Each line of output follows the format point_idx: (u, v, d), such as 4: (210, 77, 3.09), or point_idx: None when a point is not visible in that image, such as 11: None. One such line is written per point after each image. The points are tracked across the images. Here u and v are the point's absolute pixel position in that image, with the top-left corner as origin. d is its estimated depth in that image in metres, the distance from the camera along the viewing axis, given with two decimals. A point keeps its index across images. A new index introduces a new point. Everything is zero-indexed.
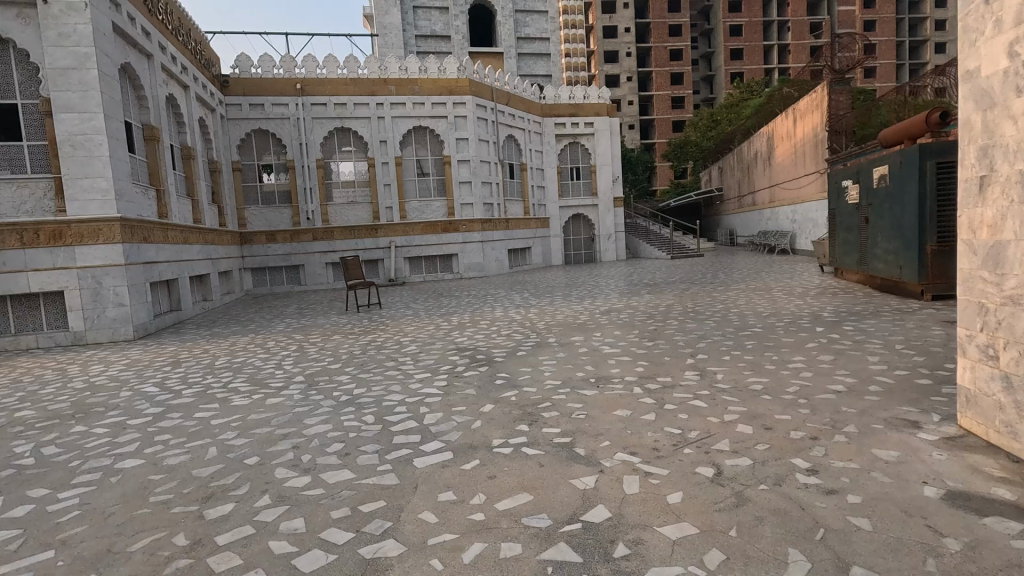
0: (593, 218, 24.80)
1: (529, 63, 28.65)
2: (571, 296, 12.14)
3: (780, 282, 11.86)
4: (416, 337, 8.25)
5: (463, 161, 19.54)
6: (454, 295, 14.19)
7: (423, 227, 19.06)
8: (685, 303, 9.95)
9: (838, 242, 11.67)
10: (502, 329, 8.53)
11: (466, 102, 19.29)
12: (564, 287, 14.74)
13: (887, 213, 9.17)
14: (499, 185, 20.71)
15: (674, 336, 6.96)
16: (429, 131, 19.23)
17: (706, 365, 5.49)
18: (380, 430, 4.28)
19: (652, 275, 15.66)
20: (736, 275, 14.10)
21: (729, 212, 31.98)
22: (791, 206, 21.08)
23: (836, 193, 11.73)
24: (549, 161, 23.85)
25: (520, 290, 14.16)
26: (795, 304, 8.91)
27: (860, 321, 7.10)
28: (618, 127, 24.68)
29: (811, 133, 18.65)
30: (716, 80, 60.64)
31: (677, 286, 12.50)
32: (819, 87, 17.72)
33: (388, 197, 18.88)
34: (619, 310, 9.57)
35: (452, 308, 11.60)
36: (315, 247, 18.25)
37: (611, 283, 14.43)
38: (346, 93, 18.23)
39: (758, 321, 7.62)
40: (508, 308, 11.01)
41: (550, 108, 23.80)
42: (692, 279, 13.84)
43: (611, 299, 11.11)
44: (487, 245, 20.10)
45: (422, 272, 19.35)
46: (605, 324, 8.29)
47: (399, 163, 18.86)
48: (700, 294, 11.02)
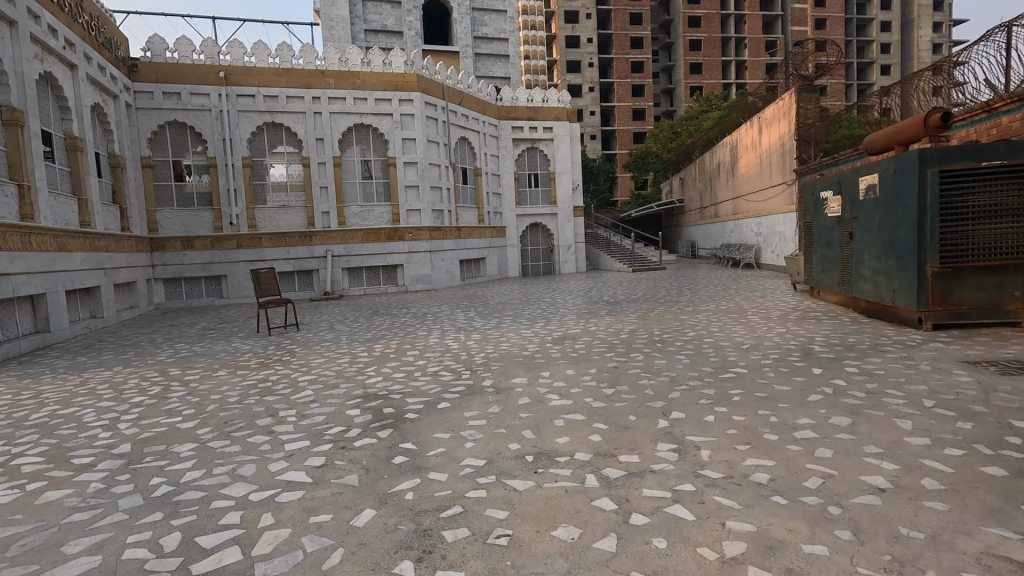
0: (552, 228, 23.47)
1: (486, 64, 27.25)
2: (521, 317, 10.63)
3: (754, 303, 10.70)
4: (320, 375, 6.55)
5: (410, 164, 17.86)
6: (391, 313, 12.52)
7: (364, 234, 17.36)
8: (651, 329, 8.56)
9: (816, 260, 10.60)
10: (431, 363, 6.95)
11: (413, 99, 17.66)
12: (516, 304, 13.25)
13: (877, 227, 8.06)
14: (450, 191, 19.15)
15: (639, 380, 5.51)
16: (372, 129, 17.49)
17: (685, 433, 4.02)
18: (172, 573, 2.60)
19: (614, 291, 14.36)
20: (703, 293, 12.90)
21: (690, 224, 31.25)
22: (756, 218, 20.22)
23: (814, 206, 10.67)
24: (505, 167, 22.44)
25: (466, 307, 12.63)
26: (776, 333, 7.64)
27: (861, 360, 5.82)
28: (579, 133, 23.57)
29: (777, 141, 17.85)
30: (676, 93, 60.85)
31: (642, 306, 11.18)
32: (787, 94, 16.90)
33: (325, 201, 17.05)
34: (574, 338, 8.10)
35: (382, 331, 9.90)
36: (239, 255, 16.24)
37: (569, 300, 13.04)
38: (278, 84, 16.35)
39: (739, 357, 6.27)
40: (446, 331, 9.42)
41: (507, 111, 22.43)
42: (656, 297, 12.56)
43: (566, 322, 9.67)
44: (436, 255, 18.45)
45: (362, 284, 17.59)
46: (555, 358, 6.80)
47: (338, 163, 17.05)
48: (665, 316, 9.70)
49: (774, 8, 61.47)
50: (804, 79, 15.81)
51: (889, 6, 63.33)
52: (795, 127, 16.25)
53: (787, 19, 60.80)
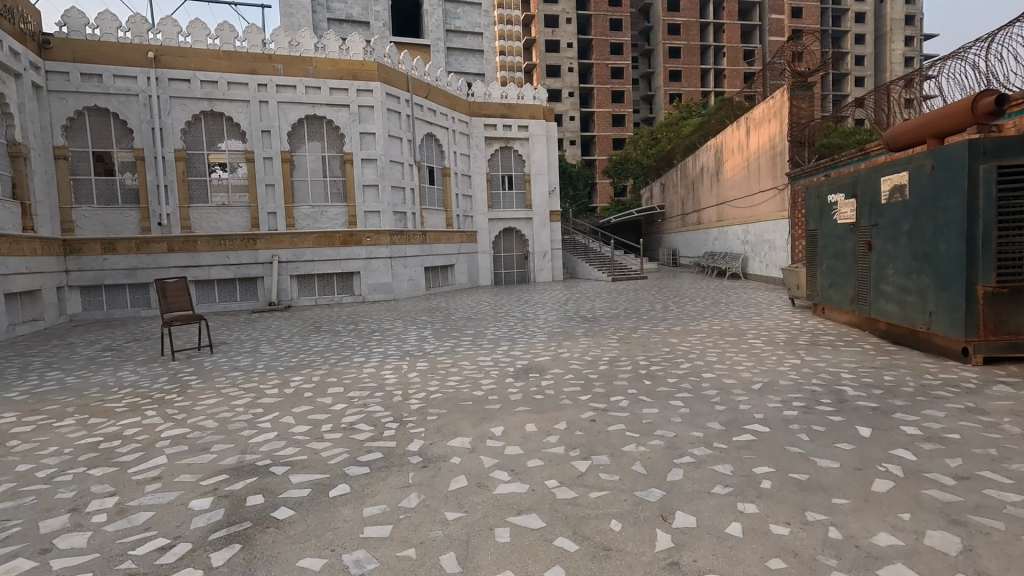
0: (527, 234, 21.95)
1: (459, 59, 25.73)
2: (483, 337, 9.03)
3: (753, 322, 9.29)
4: (193, 428, 4.84)
5: (368, 160, 16.16)
6: (335, 329, 10.81)
7: (317, 238, 15.60)
8: (636, 356, 7.05)
9: (819, 273, 9.29)
10: (351, 408, 5.30)
11: (372, 89, 16.00)
12: (481, 318, 11.64)
13: (905, 236, 6.72)
14: (414, 192, 17.51)
15: (624, 447, 3.95)
16: (326, 122, 15.74)
17: (701, 569, 2.46)
18: None
19: (592, 305, 12.86)
20: (692, 308, 11.45)
21: (671, 231, 30.08)
22: (742, 225, 19.01)
23: (818, 212, 9.35)
24: (477, 167, 20.88)
25: (422, 323, 11.01)
26: (791, 365, 6.17)
27: (917, 413, 4.36)
28: (556, 132, 22.17)
29: (767, 143, 16.65)
30: (656, 100, 60.20)
31: (624, 325, 9.67)
32: (778, 92, 15.70)
33: (272, 199, 15.23)
34: (543, 370, 6.53)
35: (313, 355, 8.19)
36: (170, 260, 14.36)
37: (542, 315, 11.47)
38: (217, 69, 14.56)
39: (751, 406, 4.80)
40: (389, 357, 7.76)
41: (479, 106, 20.88)
42: (638, 313, 11.07)
43: (535, 345, 8.11)
44: (397, 261, 16.74)
45: (314, 292, 15.83)
46: (514, 403, 5.23)
47: (286, 158, 15.28)
48: (652, 338, 8.23)
49: (752, 18, 61.42)
50: (798, 74, 14.56)
51: (864, 19, 63.77)
52: (789, 126, 14.98)
53: (764, 29, 60.78)
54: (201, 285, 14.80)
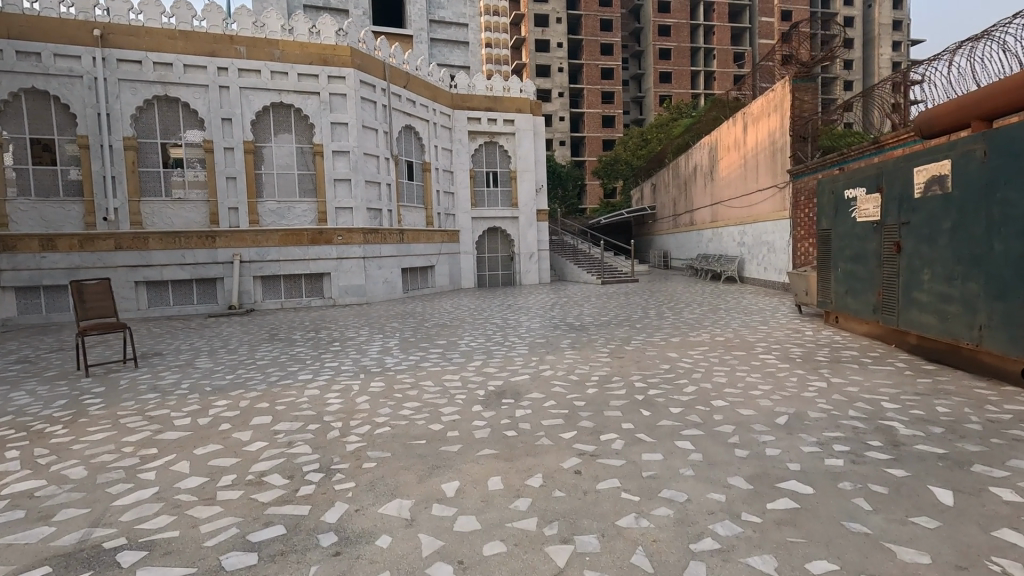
0: (513, 234, 20.85)
1: (443, 50, 24.58)
2: (454, 349, 7.89)
3: (760, 333, 8.24)
4: (49, 482, 3.64)
5: (340, 153, 14.96)
6: (292, 337, 9.62)
7: (283, 236, 14.38)
8: (631, 376, 5.96)
9: (833, 278, 8.31)
10: (270, 449, 4.13)
11: (345, 76, 14.81)
12: (457, 326, 10.51)
13: (947, 236, 5.74)
14: (390, 188, 16.35)
15: (621, 522, 2.85)
16: (293, 110, 14.52)
17: None
18: None
19: (580, 312, 11.78)
20: (689, 316, 10.40)
21: (663, 233, 29.14)
22: (738, 226, 18.06)
23: (832, 210, 8.38)
24: (459, 163, 19.76)
25: (391, 332, 9.86)
26: (817, 390, 5.11)
27: (1006, 467, 3.30)
28: (544, 127, 21.10)
29: (766, 139, 15.72)
30: (646, 101, 59.49)
31: (615, 335, 8.58)
32: (778, 84, 14.76)
33: (233, 193, 14.01)
34: (519, 395, 5.41)
35: (253, 370, 6.99)
36: (118, 259, 13.08)
37: (525, 323, 10.35)
38: (172, 50, 13.30)
39: (782, 451, 3.72)
40: (341, 374, 6.59)
41: (462, 98, 19.76)
42: (630, 321, 9.99)
43: (513, 360, 7.00)
44: (371, 262, 15.56)
45: (279, 295, 14.61)
46: (478, 444, 4.11)
47: (249, 149, 14.04)
48: (648, 353, 7.14)
49: (743, 20, 60.96)
50: (800, 64, 13.63)
51: (854, 23, 63.50)
52: (791, 120, 14.02)
53: (754, 32, 60.37)
54: (154, 287, 13.52)
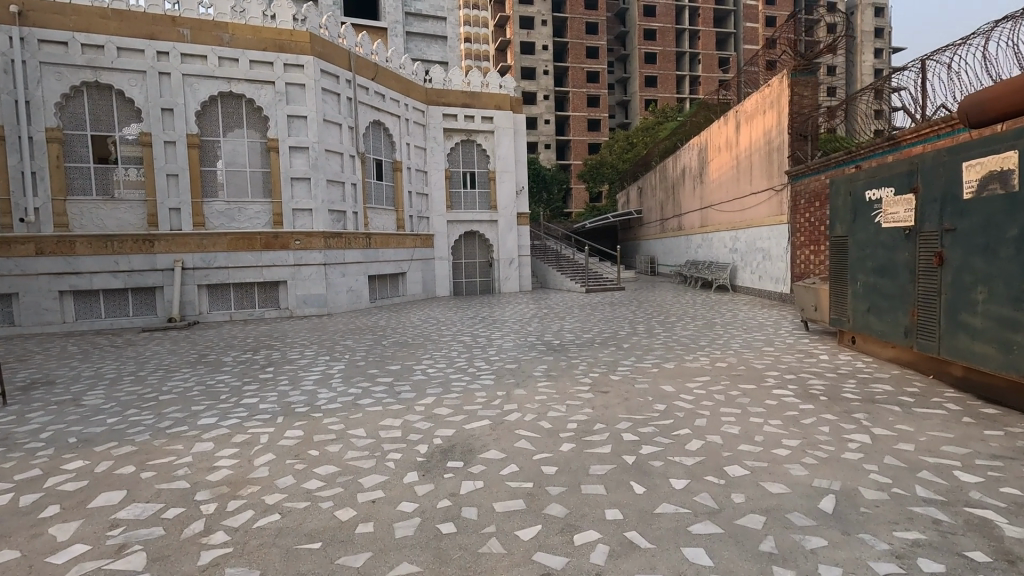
0: (491, 238, 19.57)
1: (420, 45, 23.28)
2: (405, 379, 6.57)
3: (769, 358, 7.03)
4: None
5: (298, 149, 13.54)
6: (222, 359, 8.20)
7: (233, 240, 12.97)
8: (618, 422, 4.69)
9: (853, 293, 7.16)
10: (85, 563, 2.78)
11: (304, 64, 13.43)
12: (419, 344, 9.19)
13: (1012, 247, 4.60)
14: (356, 188, 14.99)
15: None
16: (245, 101, 13.12)
17: None
18: None
19: (560, 327, 10.50)
20: (683, 333, 9.17)
21: (649, 237, 28.07)
22: (731, 231, 16.98)
23: (850, 215, 7.24)
24: (434, 162, 18.46)
25: (340, 353, 8.49)
26: (862, 450, 3.89)
27: None
28: (525, 125, 19.89)
29: (761, 138, 14.66)
30: (631, 105, 58.74)
31: (600, 360, 7.33)
32: (776, 79, 13.68)
33: (174, 192, 12.55)
34: (471, 455, 4.12)
35: (148, 409, 5.58)
36: (39, 265, 11.58)
37: (498, 342, 9.05)
38: (105, 31, 11.85)
39: (846, 573, 2.47)
40: (253, 417, 5.22)
41: (437, 94, 18.48)
42: (616, 340, 8.74)
43: (474, 397, 5.69)
44: (333, 269, 14.16)
45: (228, 305, 13.18)
46: (399, 549, 2.81)
47: (193, 143, 12.61)
48: (638, 387, 5.88)
49: (728, 25, 60.55)
50: (800, 56, 12.56)
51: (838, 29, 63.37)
52: (789, 118, 12.93)
53: (739, 37, 59.95)
54: (82, 297, 12.02)
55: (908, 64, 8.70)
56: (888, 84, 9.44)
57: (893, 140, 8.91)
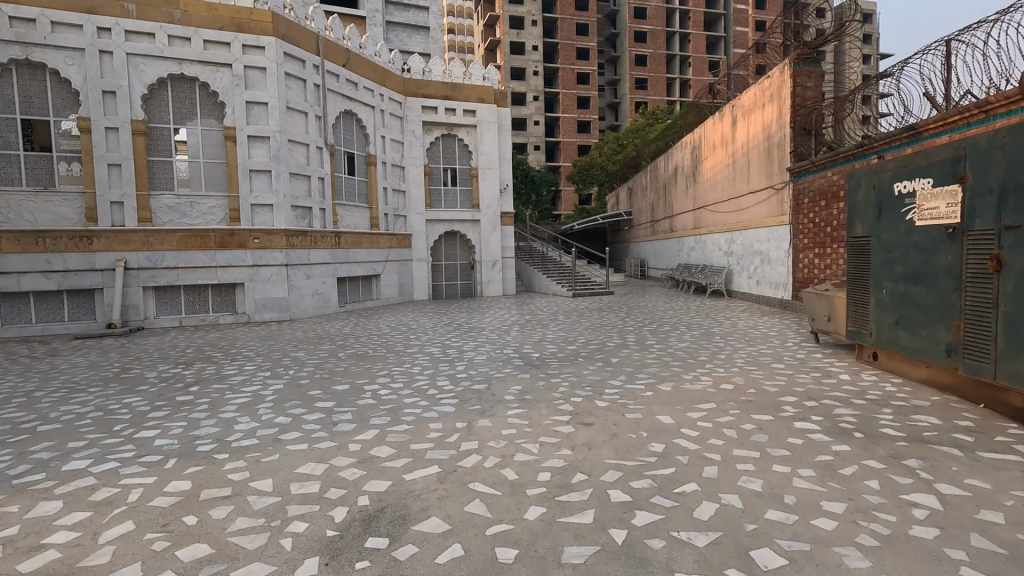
0: (473, 239, 18.48)
1: (401, 36, 22.16)
2: (348, 405, 5.45)
3: (781, 379, 5.99)
4: None
5: (258, 138, 12.36)
6: (144, 375, 7.01)
7: (183, 237, 11.78)
8: (602, 473, 3.61)
9: (877, 302, 6.16)
10: None
11: (265, 46, 12.28)
12: (379, 357, 8.08)
13: None
14: (324, 182, 13.84)
15: None
16: (198, 85, 11.94)
17: None
18: None
19: (542, 337, 9.44)
20: (679, 346, 8.12)
21: (640, 239, 27.14)
22: (726, 232, 16.04)
23: (874, 211, 6.25)
24: (413, 157, 17.36)
25: (285, 368, 7.34)
26: (936, 523, 2.84)
27: None
28: (509, 120, 18.86)
29: (760, 133, 13.71)
30: (621, 107, 57.96)
31: (584, 379, 6.27)
32: (776, 70, 12.73)
33: (116, 184, 11.36)
34: (403, 526, 3.01)
35: (12, 446, 4.41)
36: None
37: (469, 355, 7.95)
38: (37, 4, 10.66)
39: None
40: (137, 460, 4.06)
41: (415, 85, 17.38)
42: (603, 355, 7.67)
43: (426, 431, 4.58)
44: (297, 270, 12.97)
45: (178, 309, 11.99)
46: None
47: (138, 130, 11.40)
48: (629, 417, 4.80)
49: (718, 29, 60.05)
50: (804, 43, 11.66)
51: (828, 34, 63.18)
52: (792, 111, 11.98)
53: (729, 41, 59.48)
54: (9, 300, 10.79)
55: (930, 44, 7.78)
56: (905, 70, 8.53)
57: (914, 131, 7.98)
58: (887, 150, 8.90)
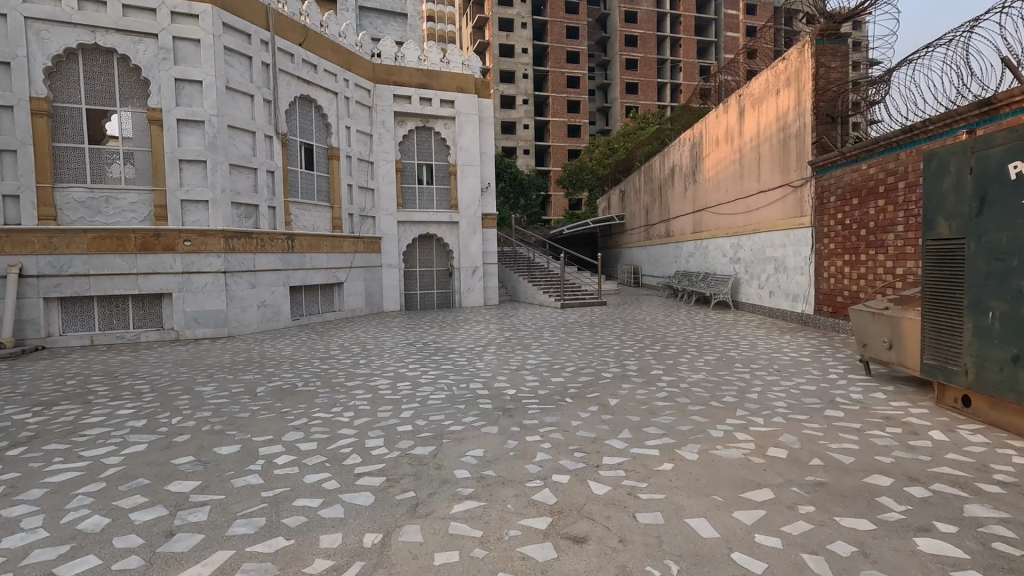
0: (451, 243, 16.67)
1: (375, 21, 20.37)
2: (217, 489, 3.60)
3: (850, 440, 4.22)
4: None
5: (190, 123, 10.49)
6: None
7: (95, 239, 9.87)
8: None
9: (979, 328, 4.45)
10: None
11: (200, 14, 10.45)
12: (309, 393, 6.22)
13: None
14: (274, 177, 11.97)
15: None
16: (118, 59, 10.10)
17: None
18: None
19: (522, 363, 7.60)
20: (694, 379, 6.33)
21: (633, 245, 25.49)
22: (731, 237, 14.38)
23: (970, 205, 4.53)
24: (383, 150, 15.54)
25: (171, 413, 5.44)
26: None
27: None
28: (491, 111, 17.13)
29: (774, 123, 12.07)
30: (611, 110, 56.52)
31: (571, 438, 4.45)
32: (794, 49, 11.08)
33: (11, 174, 9.49)
34: None
35: None
36: None
37: (424, 393, 6.11)
38: None
39: None
40: None
41: (386, 71, 15.59)
42: (597, 393, 5.86)
43: (309, 557, 2.75)
44: (238, 277, 11.04)
45: (90, 324, 10.07)
46: None
47: (39, 110, 9.55)
48: (644, 525, 2.99)
49: (709, 33, 58.87)
50: (829, 16, 10.03)
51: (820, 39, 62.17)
52: (814, 96, 10.34)
53: (721, 46, 58.37)
54: None
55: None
56: (971, 33, 6.89)
57: (989, 106, 6.42)
58: (947, 134, 7.23)
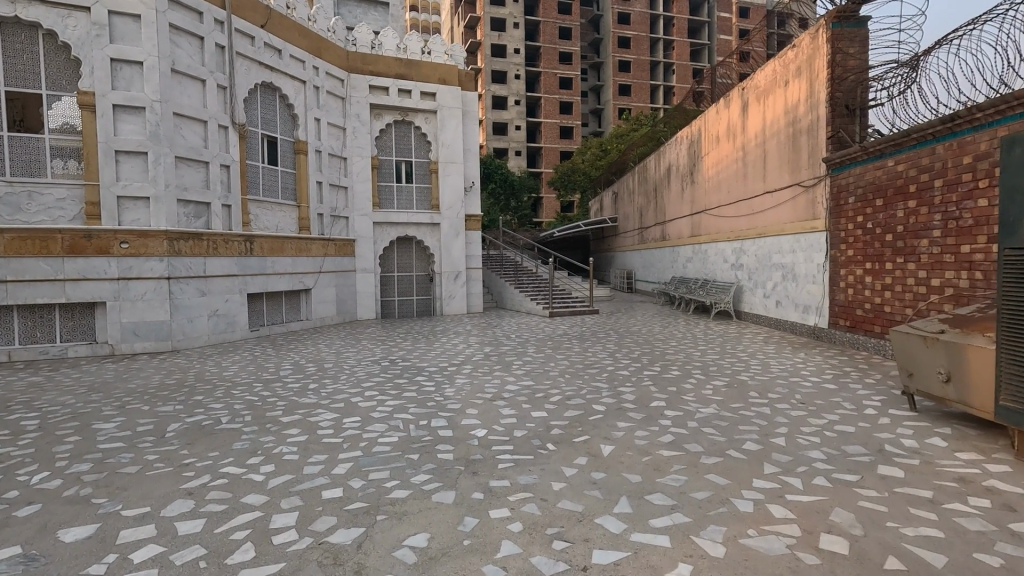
0: (432, 245, 15.50)
1: (354, 10, 19.21)
2: None
3: (931, 524, 3.08)
4: None
5: (128, 109, 9.27)
6: None
7: (14, 241, 8.64)
8: None
9: None
10: None
11: None
12: (229, 433, 5.01)
13: None
14: (230, 171, 10.75)
15: None
16: (44, 35, 8.90)
17: None
18: None
19: (498, 390, 6.43)
20: (703, 416, 5.19)
21: (626, 248, 24.44)
22: (733, 241, 13.30)
23: None
24: (358, 145, 14.36)
25: (38, 467, 4.21)
26: None
27: None
28: (476, 105, 16.00)
29: (783, 116, 10.98)
30: (604, 112, 55.54)
31: (550, 516, 3.29)
32: (807, 34, 10.01)
33: None
34: None
35: None
36: None
37: (372, 435, 4.92)
38: None
39: None
40: None
41: (362, 60, 14.42)
42: (586, 437, 4.69)
43: None
44: (186, 284, 9.82)
45: (10, 337, 8.84)
46: None
47: None
48: None
49: (702, 36, 58.15)
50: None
51: None
52: (831, 85, 9.27)
53: (714, 49, 57.62)
54: None
55: None
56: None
57: None
58: (1000, 122, 6.17)
